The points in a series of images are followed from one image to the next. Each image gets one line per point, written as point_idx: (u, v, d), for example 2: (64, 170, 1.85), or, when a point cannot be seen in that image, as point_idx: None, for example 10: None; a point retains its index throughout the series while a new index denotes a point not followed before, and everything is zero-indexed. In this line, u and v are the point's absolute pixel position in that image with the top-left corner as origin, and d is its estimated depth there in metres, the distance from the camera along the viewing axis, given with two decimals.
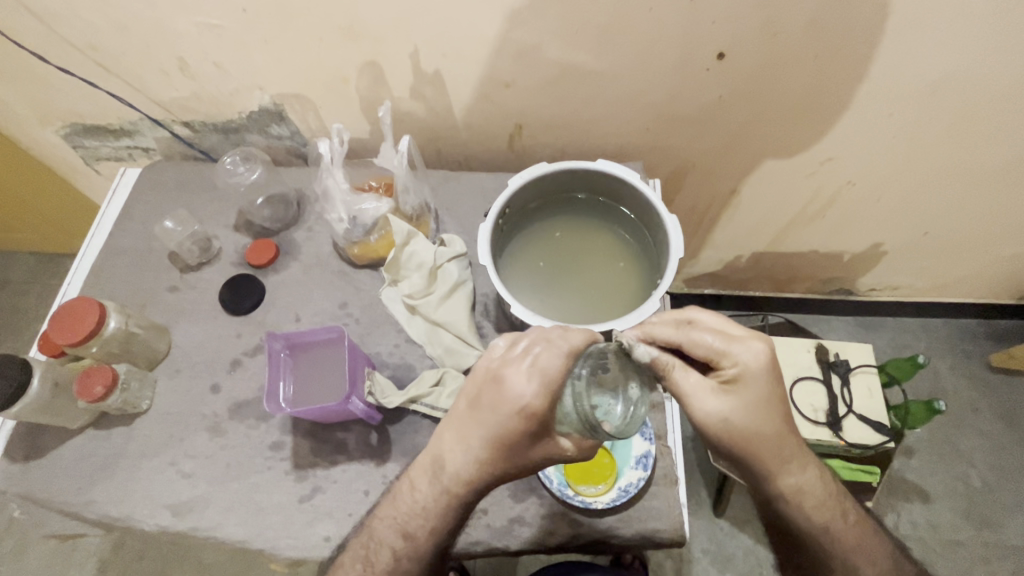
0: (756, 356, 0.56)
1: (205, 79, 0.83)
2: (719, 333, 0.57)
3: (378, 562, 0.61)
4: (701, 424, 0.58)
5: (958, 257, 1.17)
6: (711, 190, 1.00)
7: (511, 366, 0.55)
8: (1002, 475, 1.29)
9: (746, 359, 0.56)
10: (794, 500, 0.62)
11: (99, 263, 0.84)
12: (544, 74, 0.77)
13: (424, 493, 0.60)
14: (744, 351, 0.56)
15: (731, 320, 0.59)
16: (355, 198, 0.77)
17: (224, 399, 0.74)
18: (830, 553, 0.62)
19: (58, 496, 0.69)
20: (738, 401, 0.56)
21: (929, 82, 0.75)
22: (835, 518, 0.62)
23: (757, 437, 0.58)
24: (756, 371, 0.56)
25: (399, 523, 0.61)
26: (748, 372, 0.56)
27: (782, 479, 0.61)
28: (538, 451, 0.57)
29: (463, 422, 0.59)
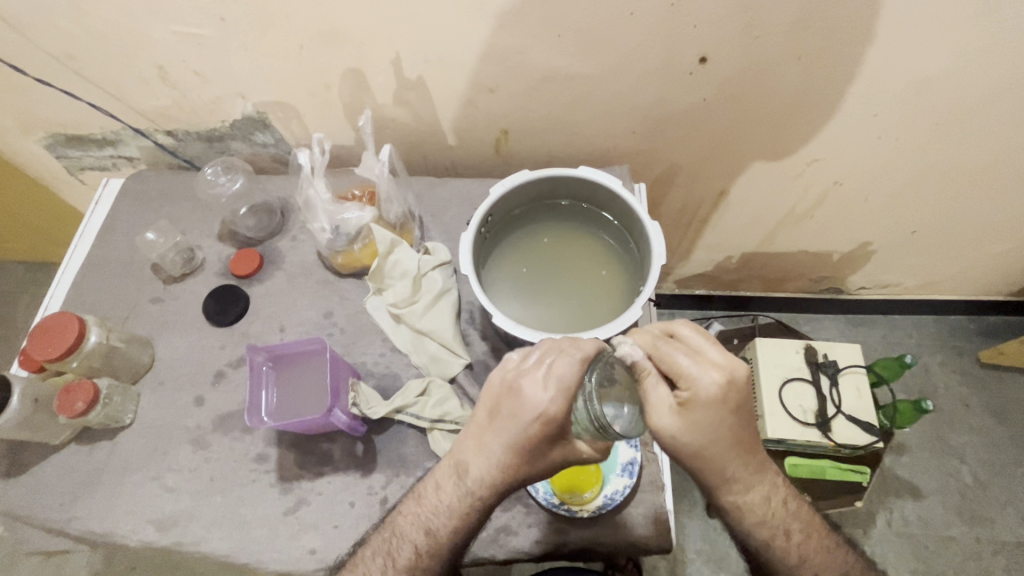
0: (711, 382, 0.55)
1: (186, 88, 0.82)
2: (690, 353, 0.57)
3: (399, 559, 0.61)
4: (649, 427, 0.59)
5: (947, 254, 1.18)
6: (699, 192, 1.00)
7: (527, 376, 0.57)
8: (992, 471, 1.30)
9: (701, 383, 0.55)
10: (737, 514, 0.63)
11: (81, 275, 0.83)
12: (527, 79, 0.77)
13: (444, 495, 0.61)
14: (699, 376, 0.56)
15: (711, 344, 0.58)
16: (337, 207, 0.76)
17: (209, 411, 0.73)
18: (772, 566, 0.64)
19: (41, 512, 0.69)
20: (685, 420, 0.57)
21: (911, 83, 0.75)
22: (777, 536, 0.64)
23: (704, 456, 0.59)
24: (705, 398, 0.55)
25: (419, 521, 0.61)
26: (698, 397, 0.56)
27: (725, 495, 0.63)
28: (557, 454, 0.58)
29: (481, 428, 0.61)
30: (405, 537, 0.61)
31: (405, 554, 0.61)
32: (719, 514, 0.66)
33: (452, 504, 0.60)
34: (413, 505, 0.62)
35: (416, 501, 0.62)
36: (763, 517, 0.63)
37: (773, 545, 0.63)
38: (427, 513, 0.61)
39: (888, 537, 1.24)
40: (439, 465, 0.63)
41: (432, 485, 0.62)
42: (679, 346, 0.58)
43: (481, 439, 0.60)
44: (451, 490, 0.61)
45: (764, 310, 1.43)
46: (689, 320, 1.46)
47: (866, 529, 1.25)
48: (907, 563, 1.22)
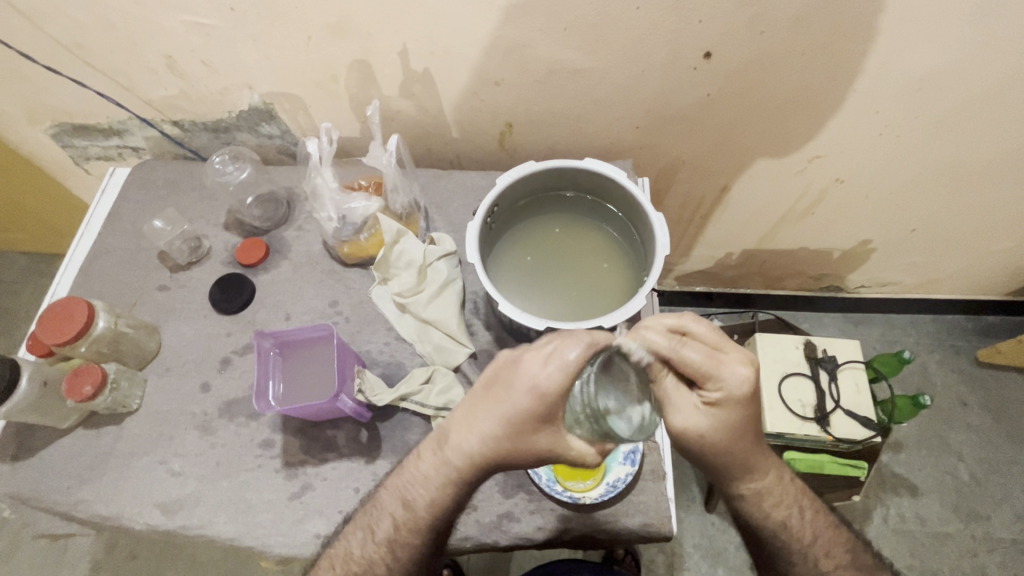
0: (744, 381, 0.57)
1: (194, 78, 0.82)
2: (710, 352, 0.57)
3: (379, 533, 0.61)
4: (678, 432, 0.60)
5: (946, 253, 1.19)
6: (701, 188, 1.01)
7: (531, 352, 0.57)
8: (988, 468, 1.31)
9: (730, 384, 0.56)
10: (749, 502, 0.64)
11: (89, 263, 0.84)
12: (532, 73, 0.77)
13: (423, 474, 0.61)
14: (733, 379, 0.57)
15: (726, 338, 0.58)
16: (344, 197, 0.77)
17: (215, 397, 0.74)
18: (789, 549, 0.64)
19: (48, 495, 0.70)
20: (718, 420, 0.58)
21: (913, 81, 0.76)
22: (792, 516, 0.64)
23: (729, 447, 0.60)
24: (740, 396, 0.57)
25: (399, 496, 0.61)
26: (731, 397, 0.57)
27: (740, 484, 0.64)
28: (546, 442, 0.57)
29: (474, 408, 0.60)
30: (380, 512, 0.62)
31: (384, 530, 0.61)
32: (728, 501, 0.67)
33: (428, 482, 0.60)
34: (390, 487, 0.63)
35: (395, 479, 0.63)
36: (776, 503, 0.64)
37: (787, 530, 0.64)
38: (407, 493, 0.61)
39: (885, 533, 1.26)
40: (423, 445, 0.63)
41: (411, 467, 0.62)
42: (697, 345, 0.57)
43: (464, 415, 0.60)
44: (428, 468, 0.61)
45: (764, 307, 1.44)
46: (690, 316, 1.47)
47: (863, 525, 1.26)
48: (903, 559, 1.23)
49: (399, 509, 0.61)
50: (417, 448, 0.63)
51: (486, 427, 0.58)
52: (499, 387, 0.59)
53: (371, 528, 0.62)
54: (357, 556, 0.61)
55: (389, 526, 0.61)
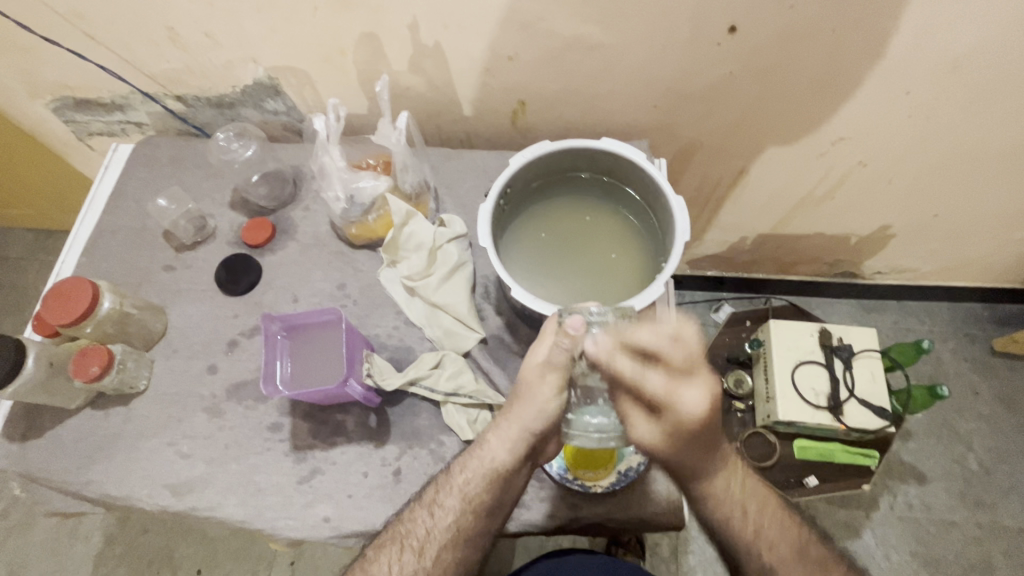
0: (697, 410, 0.61)
1: (196, 51, 0.79)
2: (669, 379, 0.61)
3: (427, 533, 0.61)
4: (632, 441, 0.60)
5: (969, 240, 1.15)
6: (719, 170, 0.98)
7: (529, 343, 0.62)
8: (998, 457, 1.30)
9: (685, 411, 0.61)
10: (708, 501, 0.64)
11: (93, 241, 0.83)
12: (547, 48, 0.74)
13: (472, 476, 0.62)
14: (692, 401, 0.61)
15: (678, 379, 0.61)
16: (352, 175, 0.74)
17: (222, 379, 0.73)
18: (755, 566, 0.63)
19: (58, 475, 0.69)
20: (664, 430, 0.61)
21: (947, 60, 0.72)
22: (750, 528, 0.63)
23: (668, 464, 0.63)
24: (693, 422, 0.61)
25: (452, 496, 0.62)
26: (679, 423, 0.61)
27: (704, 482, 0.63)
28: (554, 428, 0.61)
29: (501, 423, 0.63)
30: (422, 527, 0.61)
31: (434, 550, 0.61)
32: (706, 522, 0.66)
33: (475, 494, 0.61)
34: (430, 503, 0.62)
35: (434, 493, 0.63)
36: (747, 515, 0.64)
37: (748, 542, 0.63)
38: (450, 508, 0.62)
39: (890, 520, 1.25)
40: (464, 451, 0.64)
41: (457, 480, 0.62)
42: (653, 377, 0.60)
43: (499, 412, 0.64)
44: (473, 482, 0.62)
45: (777, 293, 1.42)
46: (700, 301, 1.45)
47: (869, 512, 1.26)
48: (907, 546, 1.23)
49: (447, 519, 0.62)
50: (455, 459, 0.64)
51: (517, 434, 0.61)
52: (517, 402, 0.62)
53: (418, 548, 0.61)
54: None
55: (435, 543, 0.61)
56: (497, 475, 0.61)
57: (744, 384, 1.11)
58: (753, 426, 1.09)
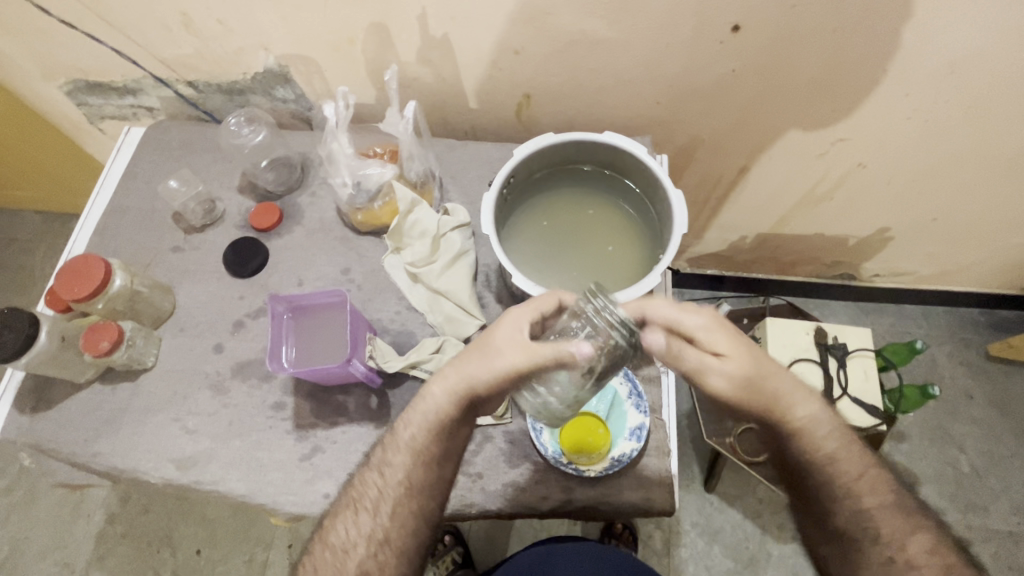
0: (732, 331, 0.61)
1: (209, 37, 0.81)
2: (697, 320, 0.60)
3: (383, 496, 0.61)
4: (719, 390, 0.61)
5: (966, 244, 1.16)
6: (720, 167, 0.99)
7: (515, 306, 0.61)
8: (989, 460, 1.31)
9: (722, 335, 0.60)
10: (795, 436, 0.63)
11: (104, 221, 0.85)
12: (553, 42, 0.75)
13: (414, 432, 0.61)
14: (724, 332, 0.60)
15: (706, 316, 0.60)
16: (359, 163, 0.76)
17: (227, 358, 0.75)
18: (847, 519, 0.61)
19: (67, 446, 0.71)
20: (734, 362, 0.60)
21: (946, 63, 0.73)
22: (842, 449, 0.63)
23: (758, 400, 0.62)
24: (738, 345, 0.60)
25: (399, 450, 0.62)
26: (729, 344, 0.60)
27: (792, 413, 0.63)
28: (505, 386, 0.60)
29: (446, 374, 0.62)
30: (373, 488, 0.61)
31: (388, 507, 0.61)
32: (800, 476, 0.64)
33: (421, 446, 0.61)
34: (379, 463, 0.62)
35: (381, 453, 0.62)
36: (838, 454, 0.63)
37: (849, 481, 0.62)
38: (399, 465, 0.61)
39: None
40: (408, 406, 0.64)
41: (401, 435, 0.62)
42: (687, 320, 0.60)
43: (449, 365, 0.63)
44: (419, 435, 0.61)
45: (775, 292, 1.43)
46: (699, 299, 1.46)
47: None
48: None
49: (397, 475, 0.61)
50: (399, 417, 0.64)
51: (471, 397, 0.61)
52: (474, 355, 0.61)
53: (373, 507, 0.61)
54: (373, 537, 0.61)
55: (388, 499, 0.61)
56: (443, 431, 0.61)
57: None
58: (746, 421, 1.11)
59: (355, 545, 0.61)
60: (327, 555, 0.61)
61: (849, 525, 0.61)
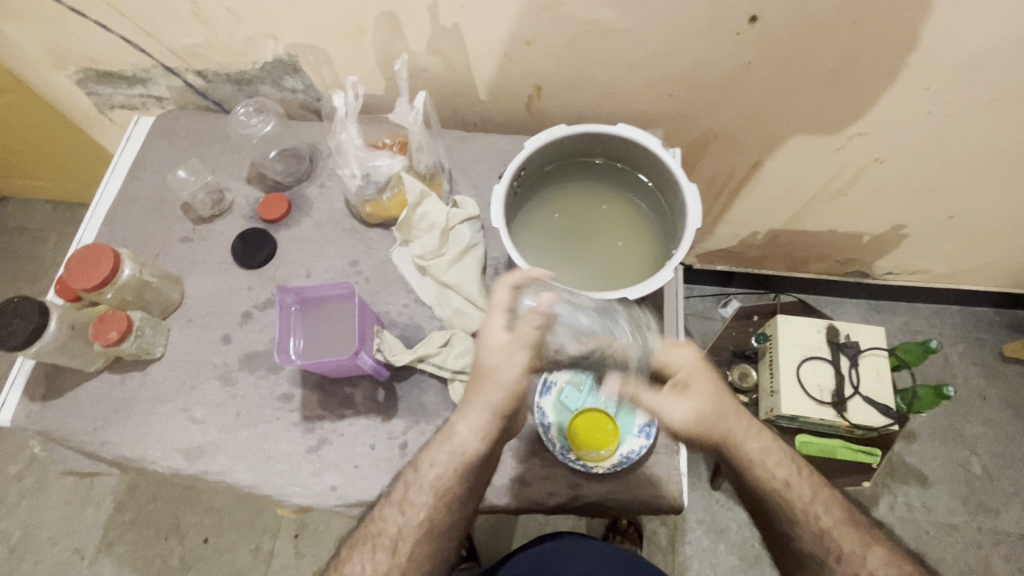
0: (698, 362, 0.69)
1: (218, 25, 0.80)
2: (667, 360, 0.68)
3: (402, 531, 0.64)
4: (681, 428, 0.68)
5: (983, 243, 1.14)
6: (733, 162, 0.98)
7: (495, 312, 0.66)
8: (1001, 462, 1.30)
9: (689, 367, 0.68)
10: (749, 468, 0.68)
11: (113, 211, 0.85)
12: (566, 32, 0.74)
13: (440, 472, 0.64)
14: (689, 366, 0.68)
15: (677, 350, 0.69)
16: (368, 154, 0.76)
17: (235, 349, 0.75)
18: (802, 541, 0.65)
19: (76, 435, 0.72)
20: (696, 396, 0.68)
21: (971, 55, 0.71)
22: (792, 476, 0.68)
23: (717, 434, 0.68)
24: (699, 376, 0.68)
25: (424, 488, 0.64)
26: (693, 372, 0.68)
27: (745, 446, 0.68)
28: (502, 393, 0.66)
29: (470, 413, 0.65)
30: (393, 524, 0.64)
31: (407, 546, 0.64)
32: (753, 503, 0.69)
33: (444, 490, 0.64)
34: (400, 501, 0.64)
35: (403, 491, 0.65)
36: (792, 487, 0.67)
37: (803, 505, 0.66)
38: (421, 504, 0.64)
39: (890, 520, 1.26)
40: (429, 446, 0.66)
41: (426, 476, 0.64)
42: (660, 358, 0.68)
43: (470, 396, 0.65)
44: (443, 479, 0.64)
45: (786, 290, 1.42)
46: (708, 295, 1.45)
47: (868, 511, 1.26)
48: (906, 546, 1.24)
49: (419, 515, 0.64)
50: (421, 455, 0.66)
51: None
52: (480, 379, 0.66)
53: (391, 545, 0.64)
54: (389, 573, 0.64)
55: (407, 538, 0.65)
56: (465, 467, 0.64)
57: (747, 378, 1.12)
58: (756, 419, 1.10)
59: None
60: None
61: (814, 546, 0.65)
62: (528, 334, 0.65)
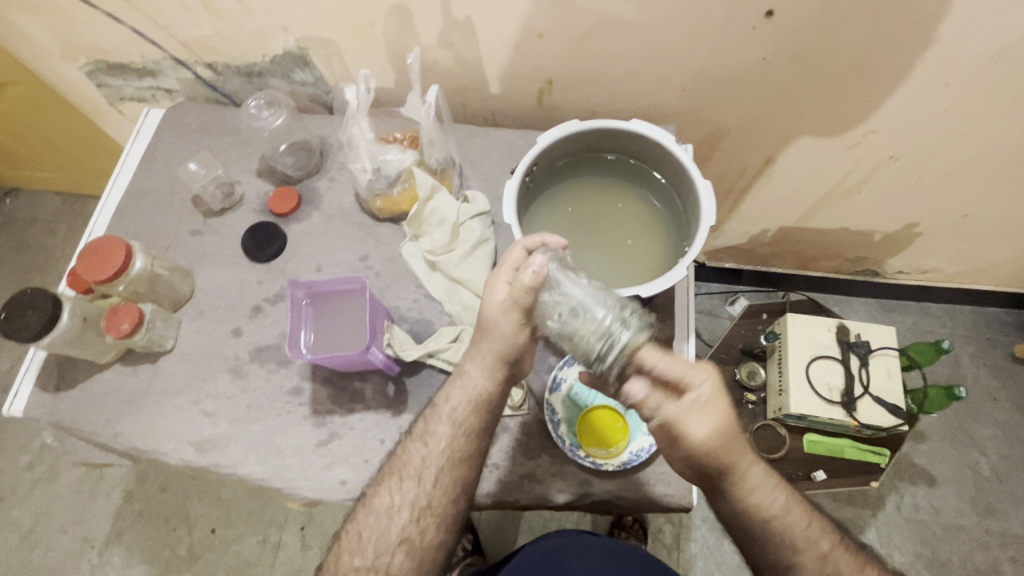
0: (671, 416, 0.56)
1: (228, 17, 0.80)
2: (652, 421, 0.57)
3: (426, 470, 0.62)
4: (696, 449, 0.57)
5: (996, 242, 1.13)
6: (746, 158, 0.97)
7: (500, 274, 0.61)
8: (1010, 464, 1.29)
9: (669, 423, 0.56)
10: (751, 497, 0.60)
11: (124, 203, 0.85)
12: (579, 25, 0.73)
13: (460, 400, 0.63)
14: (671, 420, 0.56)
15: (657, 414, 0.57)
16: (379, 148, 0.75)
17: (246, 343, 0.75)
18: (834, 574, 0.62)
19: (89, 426, 0.72)
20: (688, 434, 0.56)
21: (992, 51, 0.70)
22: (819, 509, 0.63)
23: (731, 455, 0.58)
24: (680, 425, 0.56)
25: (444, 420, 0.63)
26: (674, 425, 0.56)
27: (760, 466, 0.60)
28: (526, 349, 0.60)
29: (475, 352, 0.64)
30: (417, 455, 0.63)
31: (431, 474, 0.62)
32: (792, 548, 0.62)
33: (464, 419, 0.63)
34: (421, 433, 0.63)
35: (424, 424, 0.64)
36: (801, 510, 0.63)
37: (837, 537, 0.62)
38: (442, 434, 0.63)
39: (896, 521, 1.25)
40: (447, 382, 0.65)
41: (444, 406, 0.63)
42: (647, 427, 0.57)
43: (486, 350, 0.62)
44: (461, 407, 0.63)
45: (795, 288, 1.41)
46: (716, 293, 1.44)
47: (875, 511, 1.26)
48: (912, 546, 1.23)
49: (441, 444, 0.62)
50: (439, 392, 0.65)
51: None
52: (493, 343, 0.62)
53: (417, 474, 0.62)
54: (416, 504, 0.62)
55: (432, 467, 0.62)
56: (481, 413, 0.63)
57: (756, 376, 1.11)
58: (763, 418, 1.10)
59: (399, 509, 0.62)
60: (372, 519, 0.62)
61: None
62: (525, 282, 0.56)
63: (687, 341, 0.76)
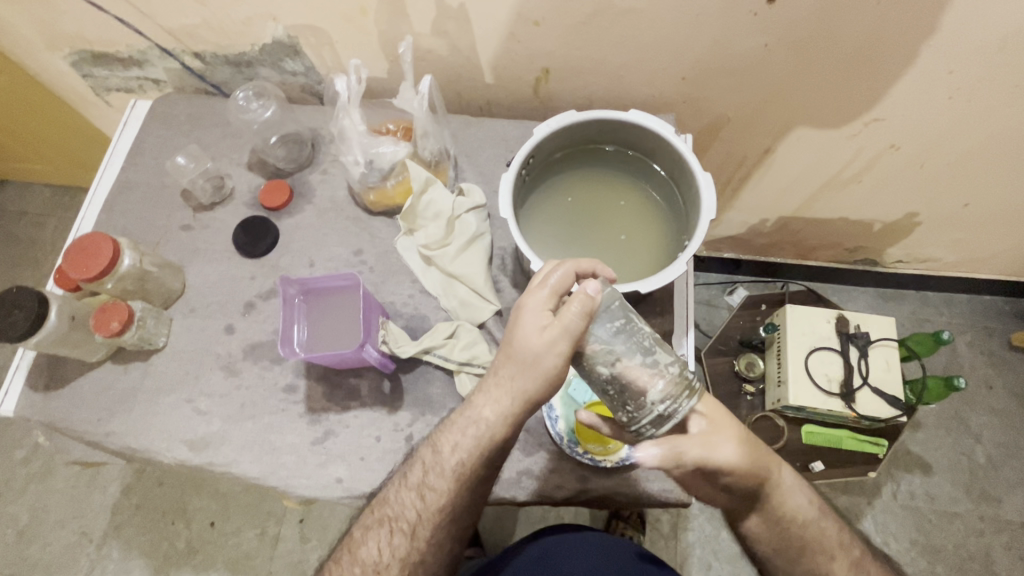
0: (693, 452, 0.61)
1: (215, 6, 0.77)
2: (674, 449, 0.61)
3: (417, 522, 0.60)
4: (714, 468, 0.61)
5: (997, 231, 1.12)
6: (746, 148, 0.95)
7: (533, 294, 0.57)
8: (1005, 452, 1.29)
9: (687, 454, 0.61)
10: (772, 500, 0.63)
11: (112, 198, 0.83)
12: (575, 12, 0.71)
13: (462, 460, 0.59)
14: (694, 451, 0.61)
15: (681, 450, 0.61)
16: (372, 140, 0.73)
17: (239, 340, 0.74)
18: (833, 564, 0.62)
19: (80, 425, 0.71)
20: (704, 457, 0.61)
21: (998, 37, 0.68)
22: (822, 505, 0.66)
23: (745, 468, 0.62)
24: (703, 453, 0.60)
25: (443, 474, 0.60)
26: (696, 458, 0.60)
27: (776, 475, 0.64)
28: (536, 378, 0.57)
29: (492, 391, 0.59)
30: (408, 471, 0.62)
31: (425, 531, 0.60)
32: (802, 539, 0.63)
33: (464, 475, 0.60)
34: (419, 486, 0.61)
35: (422, 475, 0.61)
36: (782, 500, 0.65)
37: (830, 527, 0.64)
38: (441, 490, 0.60)
39: (892, 508, 1.26)
40: (449, 428, 0.61)
41: (447, 463, 0.60)
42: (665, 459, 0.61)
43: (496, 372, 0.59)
44: (462, 462, 0.60)
45: (793, 278, 1.40)
46: (714, 283, 1.43)
47: (871, 499, 1.27)
48: (907, 534, 1.24)
49: (438, 501, 0.60)
50: (440, 438, 0.62)
51: (505, 395, 0.59)
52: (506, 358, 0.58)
53: (410, 529, 0.60)
54: (406, 559, 0.60)
55: (426, 522, 0.60)
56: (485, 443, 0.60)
57: (755, 367, 1.11)
58: (761, 409, 1.10)
59: (392, 558, 0.60)
60: (357, 571, 0.60)
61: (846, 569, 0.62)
62: (572, 322, 0.52)
63: (685, 336, 0.76)
